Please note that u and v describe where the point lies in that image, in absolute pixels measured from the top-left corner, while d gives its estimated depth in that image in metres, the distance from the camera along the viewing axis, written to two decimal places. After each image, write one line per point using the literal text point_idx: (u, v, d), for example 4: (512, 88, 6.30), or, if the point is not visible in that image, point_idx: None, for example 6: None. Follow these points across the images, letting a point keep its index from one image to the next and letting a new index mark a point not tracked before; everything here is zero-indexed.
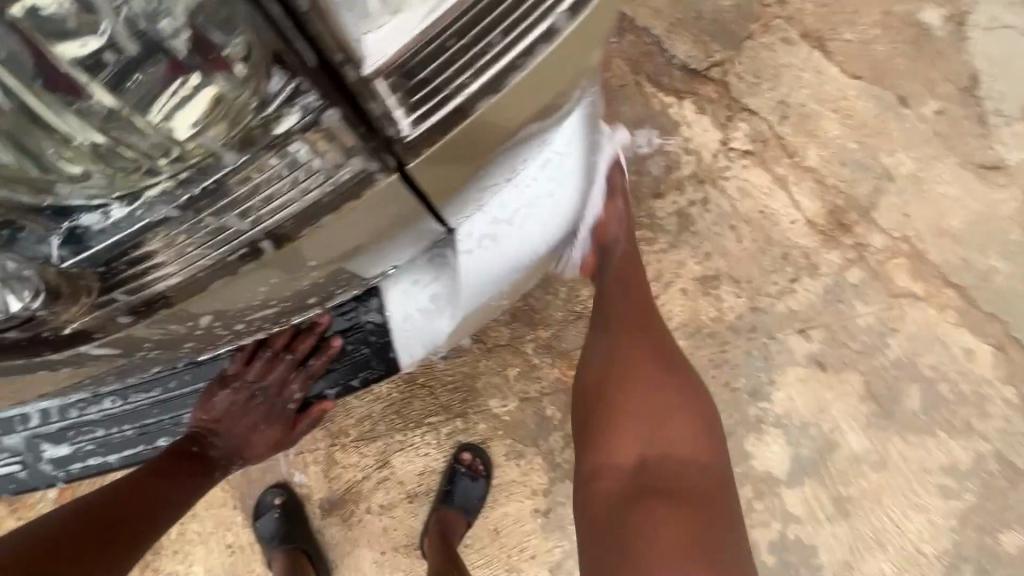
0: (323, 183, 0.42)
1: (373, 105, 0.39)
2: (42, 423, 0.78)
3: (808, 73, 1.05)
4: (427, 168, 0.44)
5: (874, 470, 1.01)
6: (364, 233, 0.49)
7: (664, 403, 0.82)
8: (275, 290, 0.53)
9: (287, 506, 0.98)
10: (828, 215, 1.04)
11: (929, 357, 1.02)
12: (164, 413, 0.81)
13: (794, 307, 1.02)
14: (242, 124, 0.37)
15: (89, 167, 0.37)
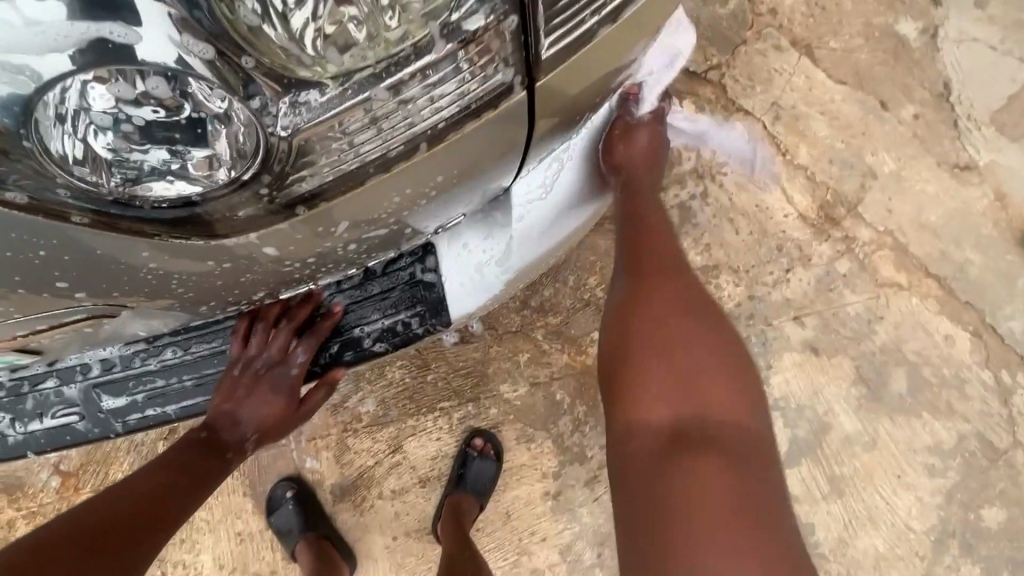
0: (476, 93, 0.47)
1: (534, 22, 0.45)
2: (103, 372, 0.80)
3: (797, 77, 1.12)
4: (548, 90, 0.51)
5: (865, 450, 1.06)
6: (471, 158, 0.53)
7: (701, 388, 0.70)
8: (405, 202, 0.55)
9: (301, 495, 0.98)
10: (818, 209, 1.10)
11: (913, 343, 1.09)
12: (220, 364, 0.84)
13: (789, 295, 1.08)
14: (442, 16, 0.43)
15: (324, 52, 0.42)
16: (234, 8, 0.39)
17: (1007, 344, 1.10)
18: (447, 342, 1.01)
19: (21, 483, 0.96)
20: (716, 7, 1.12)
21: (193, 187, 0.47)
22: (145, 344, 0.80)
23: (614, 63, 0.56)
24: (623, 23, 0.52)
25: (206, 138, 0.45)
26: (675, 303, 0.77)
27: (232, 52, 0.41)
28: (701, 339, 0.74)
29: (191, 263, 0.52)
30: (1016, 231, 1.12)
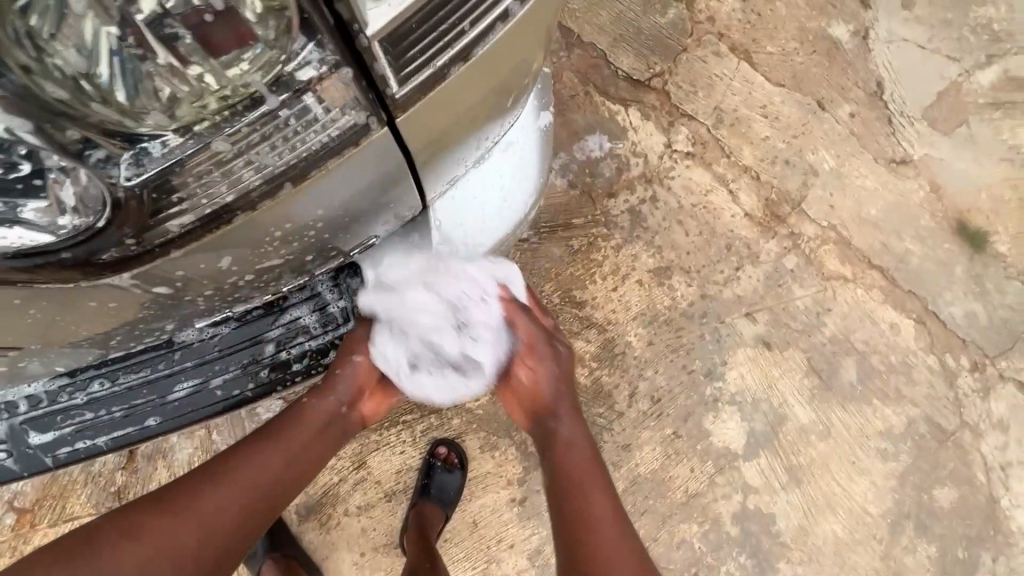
0: (337, 128, 0.45)
1: (374, 65, 0.42)
2: (32, 409, 0.74)
3: (738, 81, 1.16)
4: (418, 120, 0.48)
5: (820, 439, 1.10)
6: (355, 191, 0.54)
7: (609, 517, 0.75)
8: (289, 233, 0.54)
9: None
10: (763, 208, 1.14)
11: (861, 332, 1.13)
12: (153, 392, 0.76)
13: (739, 292, 1.11)
14: (274, 67, 0.39)
15: (149, 109, 0.39)
16: (34, 77, 0.36)
17: (949, 329, 1.14)
18: None
19: None
20: (657, 16, 1.15)
21: (44, 235, 0.42)
22: (68, 379, 0.73)
23: (482, 84, 0.52)
24: (479, 58, 0.48)
25: (46, 190, 0.40)
26: (586, 466, 0.80)
27: (53, 122, 0.37)
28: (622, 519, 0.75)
29: (76, 298, 0.50)
30: (952, 221, 1.17)
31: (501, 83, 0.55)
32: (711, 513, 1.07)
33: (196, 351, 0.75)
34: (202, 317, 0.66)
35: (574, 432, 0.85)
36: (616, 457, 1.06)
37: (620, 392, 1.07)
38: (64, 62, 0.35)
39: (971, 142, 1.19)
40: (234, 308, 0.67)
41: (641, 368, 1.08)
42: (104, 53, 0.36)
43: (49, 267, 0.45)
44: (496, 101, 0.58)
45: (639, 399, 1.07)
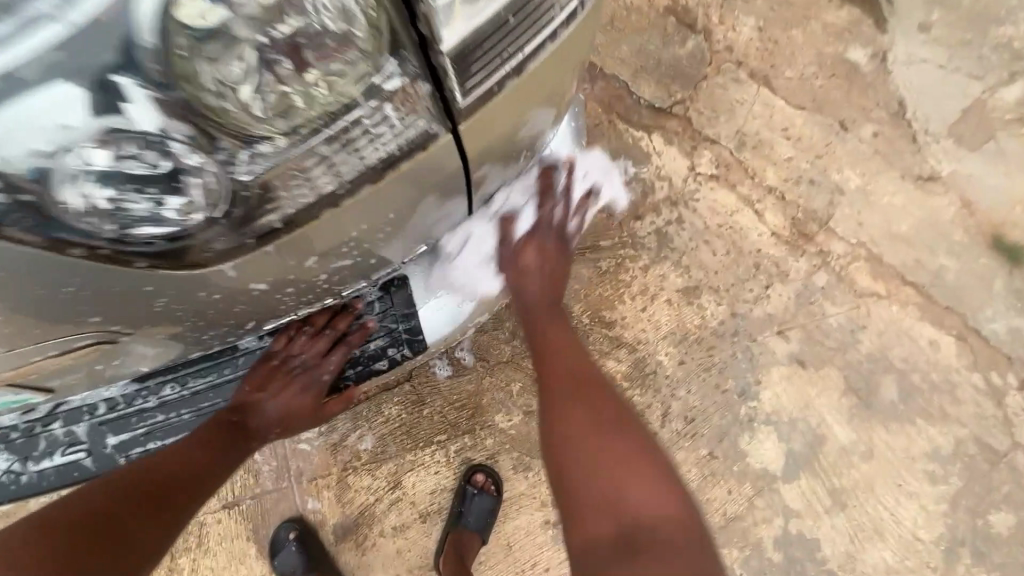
0: (410, 133, 0.50)
1: (445, 80, 0.48)
2: (110, 411, 0.78)
3: (758, 106, 1.20)
4: (473, 129, 0.54)
5: (863, 460, 1.07)
6: (418, 196, 0.59)
7: (609, 432, 0.74)
8: (363, 235, 0.60)
9: (304, 539, 0.99)
10: (791, 226, 1.15)
11: (898, 350, 1.11)
12: (217, 396, 0.81)
13: (770, 310, 1.11)
14: (366, 79, 0.44)
15: (268, 116, 0.43)
16: (193, 88, 0.40)
17: (993, 345, 1.11)
18: (439, 374, 1.04)
19: None
20: (676, 47, 1.20)
21: (178, 227, 0.46)
22: (141, 384, 0.77)
23: (529, 99, 0.58)
24: (529, 74, 0.54)
25: (185, 189, 0.44)
26: (560, 351, 0.86)
27: (203, 126, 0.42)
28: (580, 382, 0.81)
29: (180, 287, 0.53)
30: (986, 235, 1.15)
31: (542, 103, 0.62)
32: (752, 538, 1.04)
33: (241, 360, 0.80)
34: (256, 325, 0.70)
35: (547, 311, 0.89)
36: None
37: (652, 413, 1.07)
38: (218, 74, 0.40)
39: (1000, 157, 1.18)
40: (298, 311, 0.72)
41: (673, 387, 1.08)
42: (251, 68, 0.41)
43: (176, 256, 0.50)
44: (540, 114, 0.63)
45: (672, 419, 1.07)
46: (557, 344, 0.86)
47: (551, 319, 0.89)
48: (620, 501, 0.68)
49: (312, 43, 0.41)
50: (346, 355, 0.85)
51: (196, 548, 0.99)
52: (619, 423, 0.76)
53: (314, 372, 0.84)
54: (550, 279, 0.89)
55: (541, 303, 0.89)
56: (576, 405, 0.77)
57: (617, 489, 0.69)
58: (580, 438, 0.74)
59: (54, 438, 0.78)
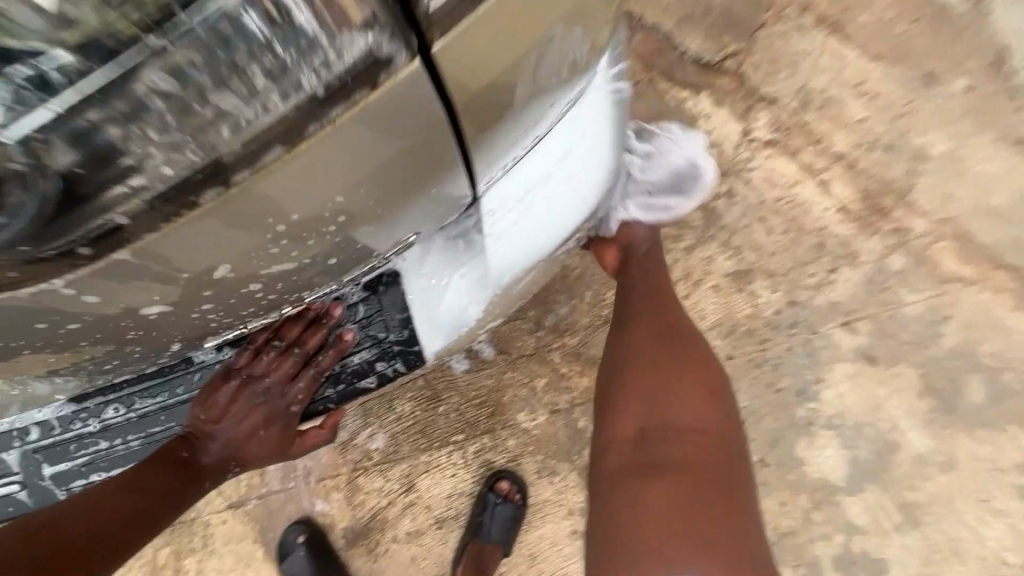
0: (326, 58, 0.32)
1: None
2: (43, 437, 0.71)
3: (826, 58, 1.02)
4: (453, 59, 0.34)
5: (942, 472, 0.93)
6: (375, 172, 0.39)
7: (667, 380, 0.73)
8: (299, 229, 0.41)
9: (313, 541, 0.92)
10: (862, 200, 0.99)
11: (989, 345, 0.95)
12: (170, 419, 0.73)
13: (835, 299, 0.97)
14: None
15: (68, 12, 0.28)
16: None
17: None
18: (456, 369, 0.95)
19: None
20: None
21: None
22: (78, 407, 0.70)
23: (557, 3, 0.37)
24: None
25: None
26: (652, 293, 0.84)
27: None
28: (659, 330, 0.78)
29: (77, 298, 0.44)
30: None
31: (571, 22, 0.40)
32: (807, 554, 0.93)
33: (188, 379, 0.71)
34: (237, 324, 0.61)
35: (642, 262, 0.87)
36: None
37: None
38: None
39: None
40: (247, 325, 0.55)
41: None
42: None
43: None
44: (569, 42, 0.41)
45: None
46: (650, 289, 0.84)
47: (643, 269, 0.87)
48: (667, 425, 0.70)
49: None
50: (317, 375, 0.75)
51: (201, 549, 0.93)
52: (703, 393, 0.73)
53: (280, 403, 0.75)
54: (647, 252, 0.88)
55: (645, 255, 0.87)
56: (643, 338, 0.78)
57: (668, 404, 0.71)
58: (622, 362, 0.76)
59: None
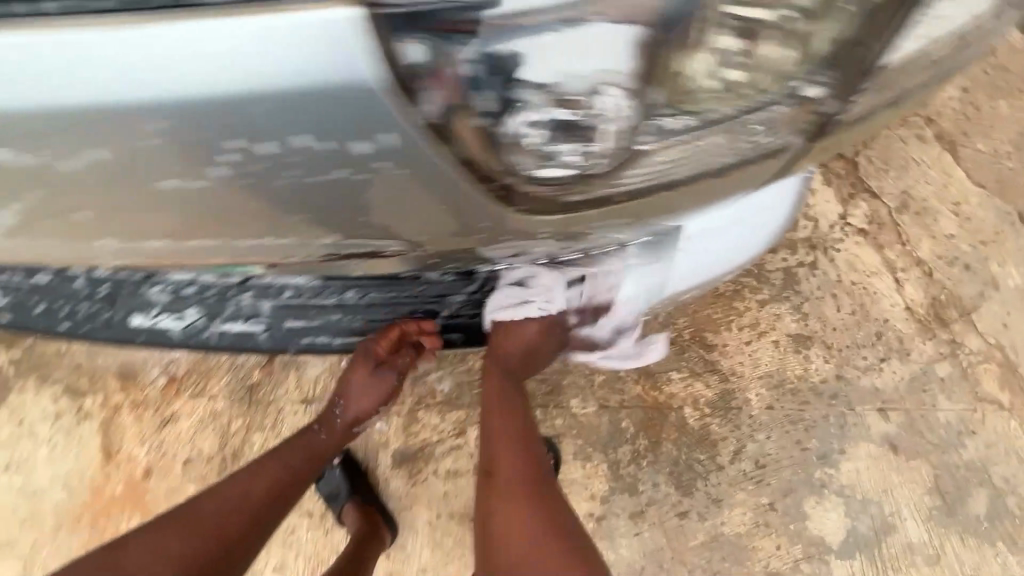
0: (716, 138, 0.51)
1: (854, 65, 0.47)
2: (295, 297, 0.81)
3: (935, 172, 1.12)
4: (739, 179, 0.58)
5: (928, 564, 1.01)
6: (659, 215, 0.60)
7: (505, 513, 0.76)
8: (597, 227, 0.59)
9: (348, 461, 1.03)
10: (929, 306, 1.08)
11: (1002, 467, 1.04)
12: (391, 314, 0.86)
13: (879, 385, 1.06)
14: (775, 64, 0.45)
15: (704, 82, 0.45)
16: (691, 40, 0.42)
17: None
18: None
19: (131, 374, 1.07)
20: None
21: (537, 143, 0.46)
22: (322, 285, 0.78)
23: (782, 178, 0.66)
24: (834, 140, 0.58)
25: (558, 123, 0.44)
26: (505, 398, 0.87)
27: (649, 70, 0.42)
28: (521, 440, 0.84)
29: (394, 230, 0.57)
30: None
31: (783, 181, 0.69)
32: None
33: (404, 290, 0.82)
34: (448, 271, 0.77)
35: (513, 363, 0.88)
36: (704, 508, 1.03)
37: (726, 446, 1.05)
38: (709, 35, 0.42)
39: None
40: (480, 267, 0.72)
41: (753, 429, 1.05)
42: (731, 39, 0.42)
43: (428, 197, 0.48)
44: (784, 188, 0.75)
45: (743, 459, 1.04)
46: (506, 401, 0.86)
47: (511, 392, 0.87)
48: (549, 495, 0.79)
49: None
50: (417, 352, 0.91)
51: (269, 429, 1.05)
52: (536, 525, 0.74)
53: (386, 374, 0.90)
54: (524, 356, 0.87)
55: (518, 383, 0.89)
56: (499, 438, 0.84)
57: (538, 503, 0.77)
58: (506, 432, 0.85)
59: (240, 308, 0.83)
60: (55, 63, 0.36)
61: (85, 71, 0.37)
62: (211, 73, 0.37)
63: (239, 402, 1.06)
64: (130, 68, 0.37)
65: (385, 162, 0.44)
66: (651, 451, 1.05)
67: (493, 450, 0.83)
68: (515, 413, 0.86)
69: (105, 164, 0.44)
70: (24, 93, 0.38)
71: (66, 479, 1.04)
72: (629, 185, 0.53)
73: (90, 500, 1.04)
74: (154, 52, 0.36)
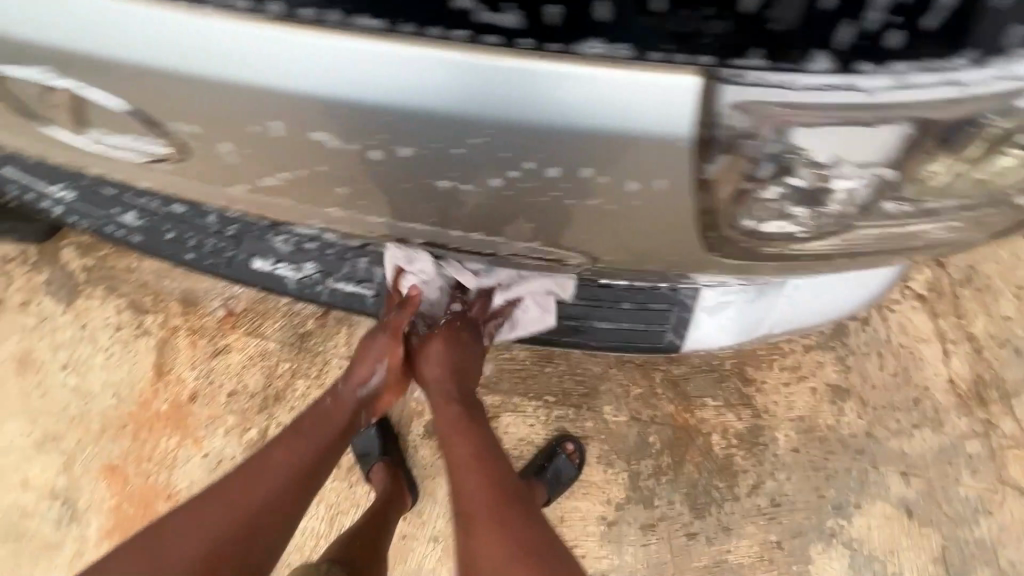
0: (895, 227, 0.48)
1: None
2: None
3: (1005, 252, 1.12)
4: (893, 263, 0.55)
5: None
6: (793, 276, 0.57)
7: (479, 532, 0.66)
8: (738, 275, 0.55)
9: (385, 423, 1.07)
10: (971, 382, 1.09)
11: (1012, 552, 1.05)
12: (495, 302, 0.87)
13: (906, 450, 1.07)
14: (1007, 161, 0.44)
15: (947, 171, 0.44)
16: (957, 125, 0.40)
17: None
18: None
19: (193, 301, 1.12)
20: None
21: (772, 199, 0.43)
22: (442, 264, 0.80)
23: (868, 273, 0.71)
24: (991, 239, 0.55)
25: (804, 183, 0.42)
26: (454, 412, 0.80)
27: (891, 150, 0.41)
28: (484, 451, 0.75)
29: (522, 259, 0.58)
30: None
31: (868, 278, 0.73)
32: None
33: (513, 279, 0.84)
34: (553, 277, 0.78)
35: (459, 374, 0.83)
36: (712, 533, 1.06)
37: (745, 479, 1.07)
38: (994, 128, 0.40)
39: None
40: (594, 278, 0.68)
41: (775, 467, 1.07)
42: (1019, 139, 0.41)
43: (599, 233, 0.48)
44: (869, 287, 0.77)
45: (759, 494, 1.07)
46: (459, 417, 0.79)
47: (460, 409, 0.80)
48: (518, 520, 0.67)
49: (909, 55, 0.35)
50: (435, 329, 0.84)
51: (314, 378, 1.09)
52: (517, 537, 0.65)
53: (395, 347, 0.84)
54: (455, 368, 0.83)
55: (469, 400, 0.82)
56: (460, 457, 0.75)
57: (505, 529, 0.65)
58: (463, 458, 0.74)
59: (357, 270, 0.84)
60: (372, 60, 0.37)
61: (403, 68, 0.37)
62: (512, 95, 0.37)
63: (290, 347, 1.10)
64: (430, 77, 0.37)
65: (627, 198, 0.43)
66: (673, 469, 1.07)
67: (453, 483, 0.73)
68: (473, 425, 0.79)
69: (364, 155, 0.43)
70: (320, 80, 0.38)
71: (118, 388, 1.10)
72: (821, 248, 0.50)
73: (136, 412, 1.09)
74: (471, 70, 0.36)
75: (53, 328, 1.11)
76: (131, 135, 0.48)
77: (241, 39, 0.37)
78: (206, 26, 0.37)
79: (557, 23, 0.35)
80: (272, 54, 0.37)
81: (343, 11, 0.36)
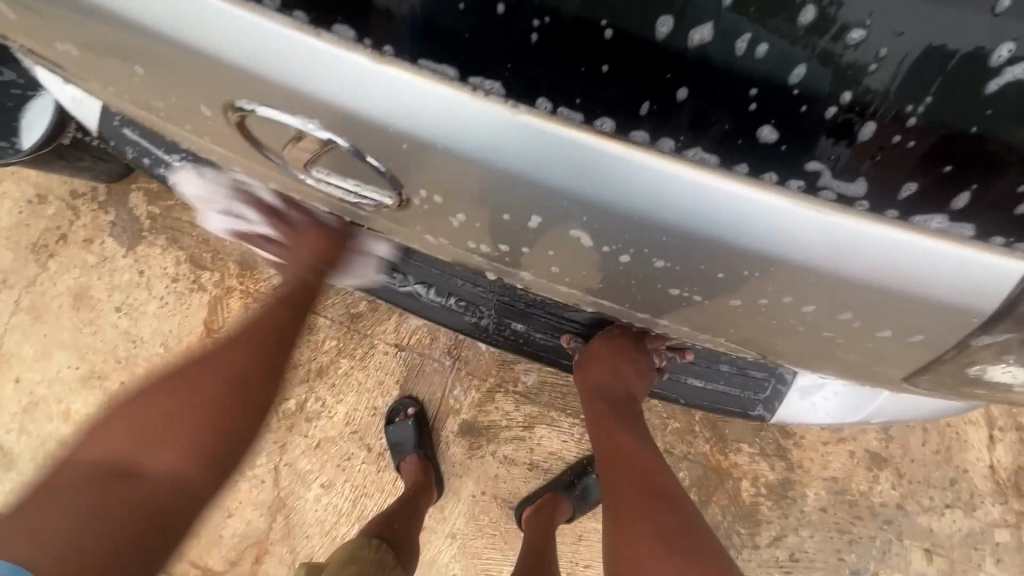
0: None
1: None
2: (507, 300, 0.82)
3: None
4: None
5: None
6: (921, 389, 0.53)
7: (630, 521, 0.69)
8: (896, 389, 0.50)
9: (419, 417, 1.07)
10: (1013, 472, 1.06)
11: None
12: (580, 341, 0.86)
13: (934, 527, 1.07)
14: None
15: None
16: None
17: None
18: None
19: (249, 264, 1.12)
20: None
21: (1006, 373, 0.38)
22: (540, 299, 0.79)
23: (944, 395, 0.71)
24: None
25: None
26: (605, 415, 0.82)
27: None
28: (631, 452, 0.77)
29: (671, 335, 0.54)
30: None
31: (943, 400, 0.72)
32: None
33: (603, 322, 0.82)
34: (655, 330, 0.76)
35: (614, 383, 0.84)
36: None
37: (767, 528, 1.07)
38: None
39: None
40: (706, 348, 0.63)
41: (800, 523, 1.07)
42: None
43: (786, 346, 0.44)
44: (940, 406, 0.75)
45: (779, 546, 1.07)
46: (610, 419, 0.82)
47: (610, 412, 0.83)
48: (668, 511, 0.70)
49: None
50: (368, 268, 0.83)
51: (358, 361, 1.10)
52: (668, 528, 0.68)
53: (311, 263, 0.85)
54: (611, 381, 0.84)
55: (619, 403, 0.84)
56: (611, 454, 0.78)
57: (654, 521, 0.69)
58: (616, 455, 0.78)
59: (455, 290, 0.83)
60: (576, 159, 0.33)
61: (612, 169, 0.33)
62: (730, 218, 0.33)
63: (338, 326, 1.11)
64: (625, 172, 0.33)
65: (861, 336, 0.38)
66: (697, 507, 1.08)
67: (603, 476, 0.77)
68: (620, 426, 0.81)
69: (551, 239, 0.39)
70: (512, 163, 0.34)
71: (166, 337, 1.11)
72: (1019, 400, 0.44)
73: None
74: (684, 187, 0.33)
75: (112, 269, 1.13)
76: (358, 182, 0.42)
77: (460, 111, 0.33)
78: (421, 90, 0.33)
79: (906, 198, 0.31)
80: (468, 127, 0.33)
81: (675, 138, 0.32)
